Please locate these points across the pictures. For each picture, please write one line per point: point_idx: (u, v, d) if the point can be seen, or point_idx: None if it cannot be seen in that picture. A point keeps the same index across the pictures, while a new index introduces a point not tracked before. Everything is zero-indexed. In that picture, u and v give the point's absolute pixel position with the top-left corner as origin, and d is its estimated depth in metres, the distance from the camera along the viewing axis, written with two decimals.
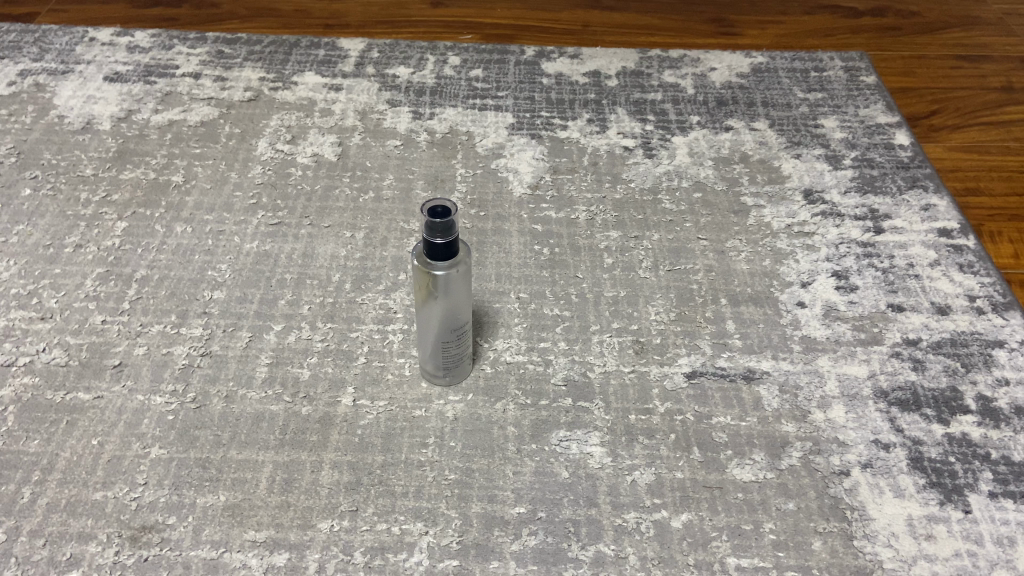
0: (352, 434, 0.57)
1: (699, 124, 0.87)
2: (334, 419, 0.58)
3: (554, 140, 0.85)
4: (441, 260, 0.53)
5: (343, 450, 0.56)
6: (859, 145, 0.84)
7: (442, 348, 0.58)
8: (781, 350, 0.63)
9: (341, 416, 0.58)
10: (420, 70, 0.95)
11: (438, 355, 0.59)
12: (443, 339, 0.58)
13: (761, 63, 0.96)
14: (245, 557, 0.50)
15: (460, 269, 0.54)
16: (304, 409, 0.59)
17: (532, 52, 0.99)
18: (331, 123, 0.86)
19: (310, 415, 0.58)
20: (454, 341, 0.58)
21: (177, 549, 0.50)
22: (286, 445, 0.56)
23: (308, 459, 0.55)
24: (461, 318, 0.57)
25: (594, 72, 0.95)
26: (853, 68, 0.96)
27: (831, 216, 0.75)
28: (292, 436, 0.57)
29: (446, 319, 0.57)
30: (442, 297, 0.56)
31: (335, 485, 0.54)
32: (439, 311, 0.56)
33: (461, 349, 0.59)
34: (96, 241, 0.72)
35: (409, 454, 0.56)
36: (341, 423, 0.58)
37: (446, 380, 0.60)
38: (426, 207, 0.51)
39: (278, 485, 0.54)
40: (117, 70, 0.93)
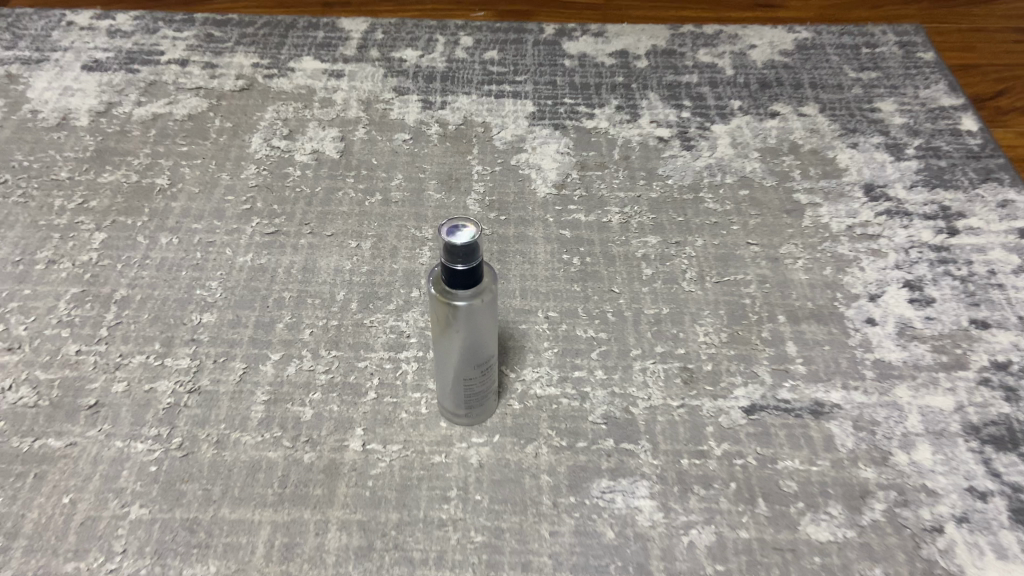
0: (363, 487, 0.49)
1: (741, 110, 0.78)
2: (343, 469, 0.50)
3: (580, 131, 0.76)
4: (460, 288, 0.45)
5: (354, 510, 0.48)
6: (923, 132, 0.75)
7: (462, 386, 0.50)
8: (852, 377, 0.55)
9: (352, 464, 0.51)
10: (428, 53, 0.86)
11: (459, 393, 0.51)
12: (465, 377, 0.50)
13: (806, 39, 0.87)
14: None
15: (485, 299, 0.46)
16: (309, 458, 0.51)
17: (552, 30, 0.89)
18: (333, 114, 0.78)
19: (316, 465, 0.51)
20: (476, 377, 0.50)
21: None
22: (290, 503, 0.49)
23: (313, 521, 0.48)
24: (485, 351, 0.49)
25: (621, 52, 0.86)
26: (908, 43, 0.86)
27: (898, 216, 0.66)
28: (296, 492, 0.49)
29: (468, 353, 0.49)
30: (463, 329, 0.47)
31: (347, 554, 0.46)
32: (459, 345, 0.48)
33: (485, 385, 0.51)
34: (71, 255, 0.64)
35: (429, 512, 0.48)
36: (351, 474, 0.50)
37: (467, 420, 0.53)
38: (444, 226, 0.43)
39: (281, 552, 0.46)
40: (96, 58, 0.84)
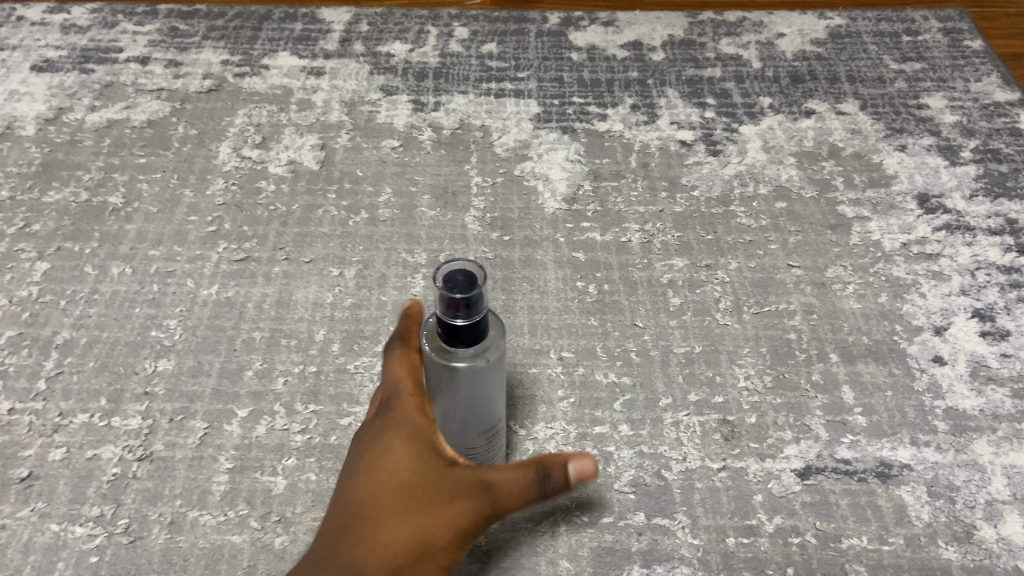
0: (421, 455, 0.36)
1: (771, 108, 0.69)
2: (394, 436, 0.37)
3: (592, 134, 0.67)
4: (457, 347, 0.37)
5: (413, 490, 0.35)
6: (978, 131, 0.66)
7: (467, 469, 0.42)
8: (921, 430, 0.47)
9: (412, 429, 0.37)
10: (419, 46, 0.77)
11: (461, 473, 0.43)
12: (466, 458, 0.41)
13: (839, 27, 0.78)
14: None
15: (488, 362, 0.38)
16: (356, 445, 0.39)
17: (556, 19, 0.81)
18: (312, 118, 0.69)
19: (366, 447, 0.38)
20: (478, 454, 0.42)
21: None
22: (340, 505, 0.37)
23: (356, 522, 0.35)
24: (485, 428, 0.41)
25: (635, 43, 0.77)
26: (953, 30, 0.77)
27: (958, 231, 0.58)
28: (348, 485, 0.37)
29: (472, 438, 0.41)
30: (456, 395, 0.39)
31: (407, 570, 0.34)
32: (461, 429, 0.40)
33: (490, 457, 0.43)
34: (7, 290, 0.55)
35: (505, 479, 0.34)
36: (403, 440, 0.37)
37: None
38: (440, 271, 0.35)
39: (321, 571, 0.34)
40: (46, 56, 0.75)
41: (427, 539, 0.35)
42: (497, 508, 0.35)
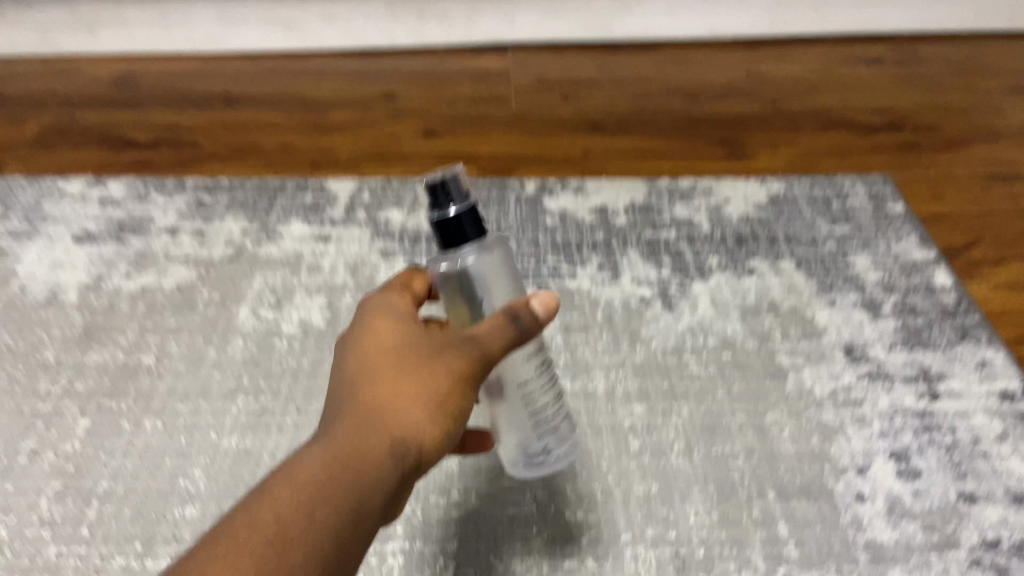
0: (404, 327, 0.43)
1: (719, 268, 0.80)
2: (380, 316, 0.44)
3: (563, 292, 0.78)
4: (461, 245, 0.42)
5: (404, 345, 0.42)
6: (897, 287, 0.76)
7: (524, 420, 0.46)
8: (845, 561, 0.55)
9: (394, 314, 0.44)
10: (415, 212, 0.89)
11: (521, 437, 0.47)
12: (520, 399, 0.46)
13: (778, 191, 0.90)
14: (331, 534, 0.34)
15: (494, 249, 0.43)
16: (342, 337, 0.45)
17: (533, 186, 0.93)
18: (319, 281, 0.79)
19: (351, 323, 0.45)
20: (541, 411, 0.46)
21: (228, 531, 0.33)
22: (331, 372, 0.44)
23: (360, 377, 0.41)
24: (541, 363, 0.46)
25: (601, 208, 0.90)
26: (878, 196, 0.88)
27: (879, 380, 0.67)
28: (346, 365, 0.43)
29: (525, 359, 0.45)
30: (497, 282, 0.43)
31: (413, 401, 0.40)
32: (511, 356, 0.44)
33: (557, 425, 0.48)
34: (54, 445, 0.63)
35: (485, 326, 0.41)
36: (386, 317, 0.44)
37: (530, 472, 0.49)
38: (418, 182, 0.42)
39: (338, 431, 0.38)
40: (86, 228, 0.85)
41: (421, 389, 0.40)
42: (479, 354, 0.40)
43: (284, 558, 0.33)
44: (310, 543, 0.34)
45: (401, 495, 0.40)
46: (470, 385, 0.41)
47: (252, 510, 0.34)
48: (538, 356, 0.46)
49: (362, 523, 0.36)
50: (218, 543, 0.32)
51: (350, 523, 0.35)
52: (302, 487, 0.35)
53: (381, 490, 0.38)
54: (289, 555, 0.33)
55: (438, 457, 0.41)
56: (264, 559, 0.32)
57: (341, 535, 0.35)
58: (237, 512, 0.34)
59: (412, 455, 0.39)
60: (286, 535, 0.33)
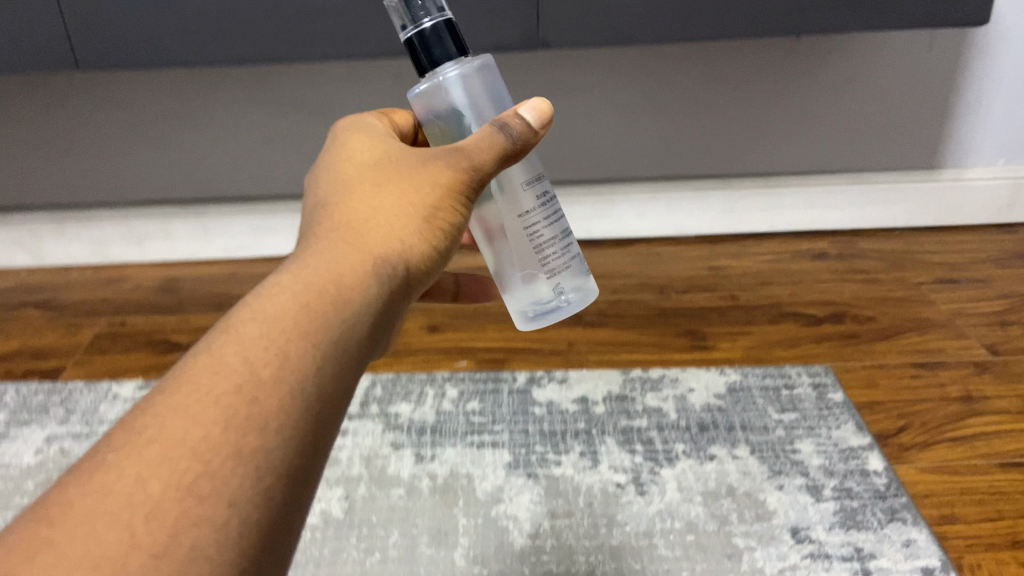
0: (362, 177, 0.52)
1: (684, 453, 0.93)
2: (338, 175, 0.53)
3: (549, 479, 0.90)
4: (442, 62, 0.56)
5: (365, 194, 0.51)
6: (837, 472, 0.88)
7: (528, 254, 0.60)
8: None
9: (371, 150, 0.54)
10: (421, 405, 1.04)
11: (526, 277, 0.61)
12: (525, 236, 0.59)
13: (735, 381, 1.05)
14: (320, 347, 0.42)
15: (477, 63, 0.57)
16: (304, 209, 0.53)
17: (523, 378, 1.09)
18: (338, 473, 0.92)
19: (329, 164, 0.55)
20: (541, 243, 0.60)
21: (196, 383, 0.39)
22: (313, 210, 0.53)
23: (323, 230, 0.49)
24: (544, 201, 0.59)
25: (582, 397, 1.04)
26: (821, 384, 1.03)
27: (820, 558, 0.78)
28: (333, 191, 0.52)
29: (529, 200, 0.59)
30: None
31: (378, 246, 0.49)
32: (516, 194, 0.58)
33: (555, 262, 0.61)
34: None
35: (476, 139, 0.52)
36: (345, 176, 0.53)
37: (533, 320, 0.63)
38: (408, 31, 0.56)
39: (326, 255, 0.47)
40: None
41: (403, 216, 0.50)
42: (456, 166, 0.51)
43: (281, 366, 0.40)
44: (277, 373, 0.40)
45: (397, 307, 0.49)
46: (450, 201, 0.51)
47: (217, 357, 0.40)
48: (540, 196, 0.59)
49: (343, 357, 0.43)
50: (183, 397, 0.38)
51: (331, 360, 0.42)
52: (264, 332, 0.42)
53: (359, 323, 0.45)
54: (272, 391, 0.39)
55: (424, 271, 0.51)
56: (237, 403, 0.38)
57: (326, 359, 0.42)
58: (204, 360, 0.40)
59: (385, 281, 0.47)
60: (260, 379, 0.40)
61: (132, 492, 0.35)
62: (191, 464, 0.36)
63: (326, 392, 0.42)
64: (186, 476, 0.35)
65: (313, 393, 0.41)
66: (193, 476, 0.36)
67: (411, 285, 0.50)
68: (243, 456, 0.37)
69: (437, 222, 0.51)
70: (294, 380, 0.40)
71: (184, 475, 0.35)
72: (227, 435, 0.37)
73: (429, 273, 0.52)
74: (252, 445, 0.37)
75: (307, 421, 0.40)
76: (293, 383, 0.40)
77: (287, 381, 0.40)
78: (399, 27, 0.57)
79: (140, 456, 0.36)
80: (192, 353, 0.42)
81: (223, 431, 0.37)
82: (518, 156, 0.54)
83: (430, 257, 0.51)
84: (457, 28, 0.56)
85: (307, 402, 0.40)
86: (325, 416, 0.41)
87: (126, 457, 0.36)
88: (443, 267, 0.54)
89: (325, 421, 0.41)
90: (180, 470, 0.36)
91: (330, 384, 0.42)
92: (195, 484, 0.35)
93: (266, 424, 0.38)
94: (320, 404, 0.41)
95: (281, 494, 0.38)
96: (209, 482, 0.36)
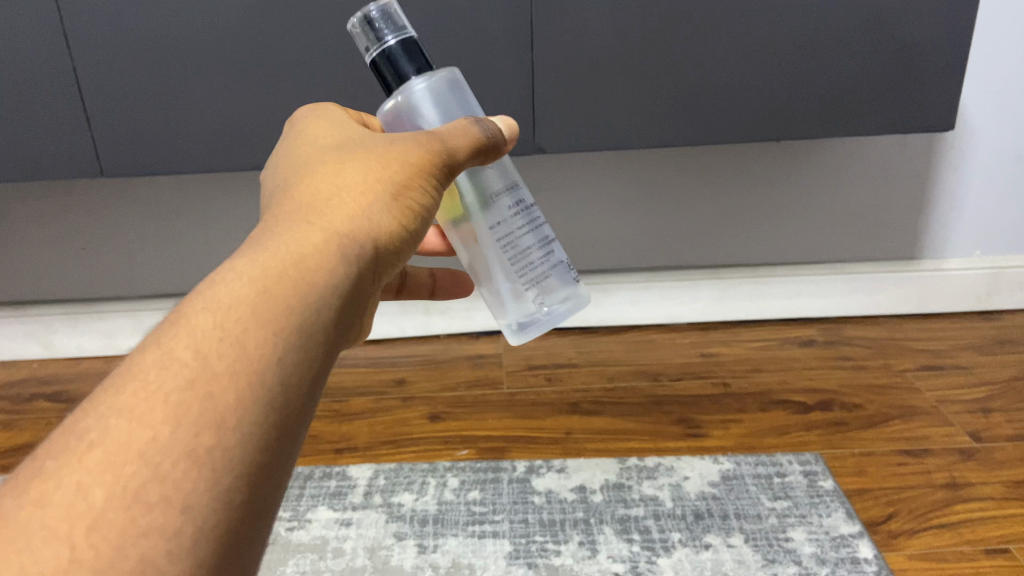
0: (326, 162, 0.52)
1: (680, 541, 0.95)
2: (302, 160, 0.54)
3: (549, 568, 0.92)
4: (409, 76, 0.58)
5: (328, 175, 0.51)
6: (828, 560, 0.91)
7: (510, 267, 0.62)
8: None
9: (338, 137, 0.56)
10: (422, 495, 1.07)
11: (511, 291, 0.63)
12: (504, 248, 0.62)
13: (728, 469, 1.09)
14: (274, 332, 0.41)
15: (442, 76, 0.59)
16: (267, 198, 0.53)
17: (523, 466, 1.12)
18: (342, 564, 0.95)
19: (295, 148, 0.56)
20: (521, 253, 0.63)
21: (142, 379, 0.38)
22: (276, 189, 0.54)
23: (283, 211, 0.49)
24: (520, 209, 0.62)
25: (580, 486, 1.07)
26: (811, 472, 1.07)
27: None
28: (297, 171, 0.53)
29: (506, 213, 0.61)
30: (462, 176, 0.60)
31: (344, 222, 0.48)
32: (491, 211, 0.61)
33: (537, 271, 0.64)
34: None
35: (451, 130, 0.55)
36: (307, 165, 0.53)
37: (525, 333, 0.65)
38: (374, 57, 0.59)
39: (286, 229, 0.47)
40: None
41: (366, 188, 0.50)
42: (423, 148, 0.53)
43: (230, 354, 0.39)
44: (233, 365, 0.39)
45: (365, 280, 0.48)
46: (414, 176, 0.52)
47: (166, 351, 0.39)
48: (516, 205, 0.62)
49: (307, 344, 0.42)
50: (127, 396, 0.37)
51: (293, 348, 0.42)
52: (218, 321, 0.40)
53: (324, 304, 0.44)
54: (221, 378, 0.39)
55: (392, 242, 0.50)
56: (188, 399, 0.37)
57: (282, 346, 0.41)
58: (152, 353, 0.39)
59: (352, 260, 0.46)
60: (213, 371, 0.39)
61: (73, 503, 0.33)
62: (139, 470, 0.35)
63: (288, 382, 0.41)
64: (133, 482, 0.34)
65: (274, 386, 0.40)
66: (142, 483, 0.35)
67: (381, 264, 0.50)
68: (197, 456, 0.36)
69: (404, 202, 0.51)
70: (252, 369, 0.39)
71: (129, 480, 0.34)
72: (178, 435, 0.36)
73: (400, 252, 0.52)
74: (208, 443, 0.37)
75: (263, 408, 0.39)
76: (252, 375, 0.39)
77: (243, 373, 0.39)
78: (363, 49, 0.59)
79: (81, 463, 0.35)
80: (139, 348, 0.40)
81: (173, 429, 0.36)
82: (484, 151, 0.56)
83: (400, 236, 0.51)
84: (422, 44, 0.59)
85: (266, 395, 0.39)
86: (288, 409, 0.40)
87: (67, 464, 0.35)
88: (415, 250, 0.54)
89: (288, 413, 0.40)
90: (126, 476, 0.34)
91: (293, 376, 0.41)
92: (143, 491, 0.34)
93: (222, 420, 0.37)
94: (275, 391, 0.40)
95: (240, 493, 0.37)
96: (159, 489, 0.35)
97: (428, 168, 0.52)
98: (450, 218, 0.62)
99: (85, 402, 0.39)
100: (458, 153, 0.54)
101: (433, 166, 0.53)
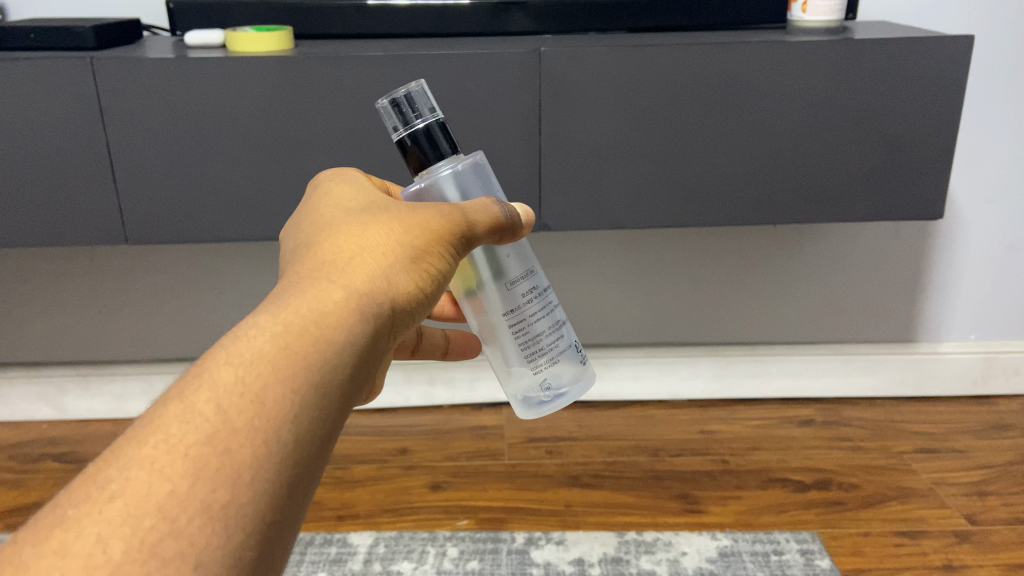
0: (349, 221, 0.54)
1: None
2: (322, 218, 0.56)
3: None
4: (435, 164, 0.62)
5: (350, 234, 0.52)
6: None
7: (521, 350, 0.66)
8: None
9: (360, 198, 0.58)
10: (422, 563, 1.08)
11: (520, 371, 0.67)
12: (515, 331, 0.65)
13: (726, 545, 1.10)
14: (290, 391, 0.44)
15: (466, 162, 0.63)
16: (288, 251, 0.55)
17: (522, 538, 1.13)
18: None
19: (316, 206, 0.58)
20: (532, 337, 0.66)
21: (164, 432, 0.40)
22: (293, 242, 0.55)
23: (306, 268, 0.50)
24: (534, 293, 0.65)
25: (579, 559, 1.08)
26: (808, 550, 1.09)
27: None
28: (318, 228, 0.55)
29: (520, 298, 0.65)
30: (480, 258, 0.63)
31: (364, 282, 0.50)
32: (507, 296, 0.64)
33: (547, 355, 0.67)
34: None
35: (474, 205, 0.57)
36: (330, 222, 0.55)
37: (532, 410, 0.69)
38: (401, 140, 0.62)
39: (307, 286, 0.48)
40: None
41: (387, 251, 0.52)
42: (443, 218, 0.54)
43: (248, 415, 0.42)
44: (251, 422, 0.42)
45: (380, 340, 0.50)
46: (434, 245, 0.53)
47: (189, 404, 0.42)
48: (530, 290, 0.65)
49: (322, 402, 0.45)
50: (149, 448, 0.40)
51: (309, 407, 0.44)
52: (239, 376, 0.43)
53: (339, 364, 0.46)
54: (238, 437, 0.41)
55: (409, 306, 0.52)
56: (206, 454, 0.40)
57: (298, 406, 0.44)
58: (174, 406, 0.42)
59: (369, 320, 0.49)
60: (232, 428, 0.41)
61: (91, 554, 0.36)
62: (156, 523, 0.38)
63: (302, 438, 0.43)
64: (150, 536, 0.37)
65: (288, 443, 0.43)
66: (157, 537, 0.37)
67: (397, 323, 0.52)
68: (212, 512, 0.39)
69: (423, 265, 0.53)
70: (268, 427, 0.42)
71: (147, 534, 0.37)
72: (195, 491, 0.39)
73: (416, 313, 0.53)
74: (222, 500, 0.40)
75: (276, 468, 0.42)
76: (268, 433, 0.42)
77: (260, 431, 0.42)
78: (390, 128, 0.62)
79: (101, 514, 0.37)
80: (161, 397, 0.43)
81: (191, 485, 0.39)
82: (499, 227, 0.58)
83: (417, 297, 0.52)
84: (447, 128, 0.62)
85: (282, 453, 0.42)
86: (300, 467, 0.43)
87: (88, 514, 0.37)
88: (430, 309, 0.55)
89: (301, 469, 0.43)
90: (144, 530, 0.37)
91: (306, 433, 0.44)
92: (159, 546, 0.37)
93: (236, 479, 0.40)
94: (287, 450, 0.42)
95: (250, 551, 0.40)
96: (173, 544, 0.38)
97: (447, 235, 0.54)
98: (467, 294, 0.65)
99: (105, 451, 0.41)
100: (476, 223, 0.56)
101: (452, 232, 0.55)
